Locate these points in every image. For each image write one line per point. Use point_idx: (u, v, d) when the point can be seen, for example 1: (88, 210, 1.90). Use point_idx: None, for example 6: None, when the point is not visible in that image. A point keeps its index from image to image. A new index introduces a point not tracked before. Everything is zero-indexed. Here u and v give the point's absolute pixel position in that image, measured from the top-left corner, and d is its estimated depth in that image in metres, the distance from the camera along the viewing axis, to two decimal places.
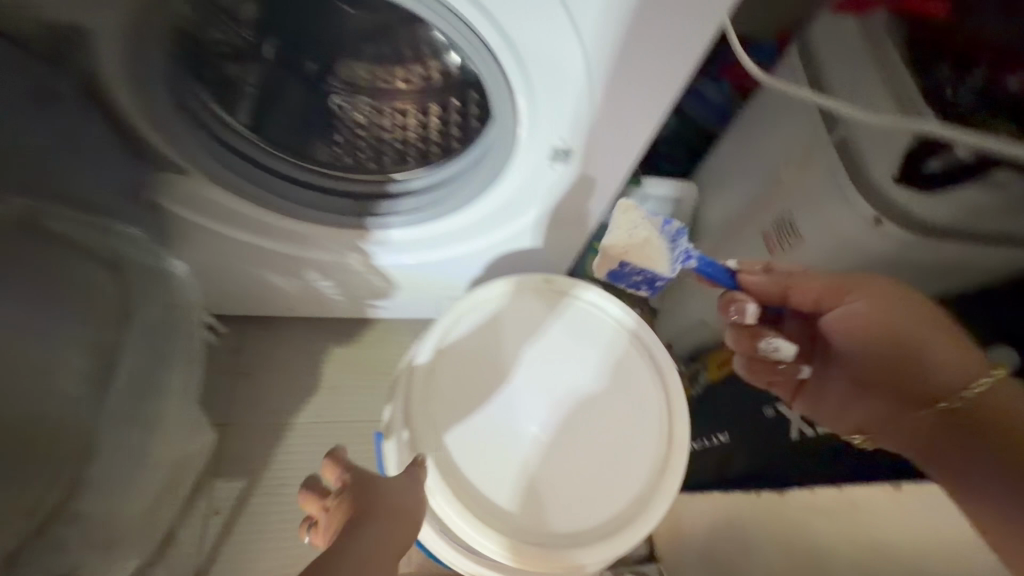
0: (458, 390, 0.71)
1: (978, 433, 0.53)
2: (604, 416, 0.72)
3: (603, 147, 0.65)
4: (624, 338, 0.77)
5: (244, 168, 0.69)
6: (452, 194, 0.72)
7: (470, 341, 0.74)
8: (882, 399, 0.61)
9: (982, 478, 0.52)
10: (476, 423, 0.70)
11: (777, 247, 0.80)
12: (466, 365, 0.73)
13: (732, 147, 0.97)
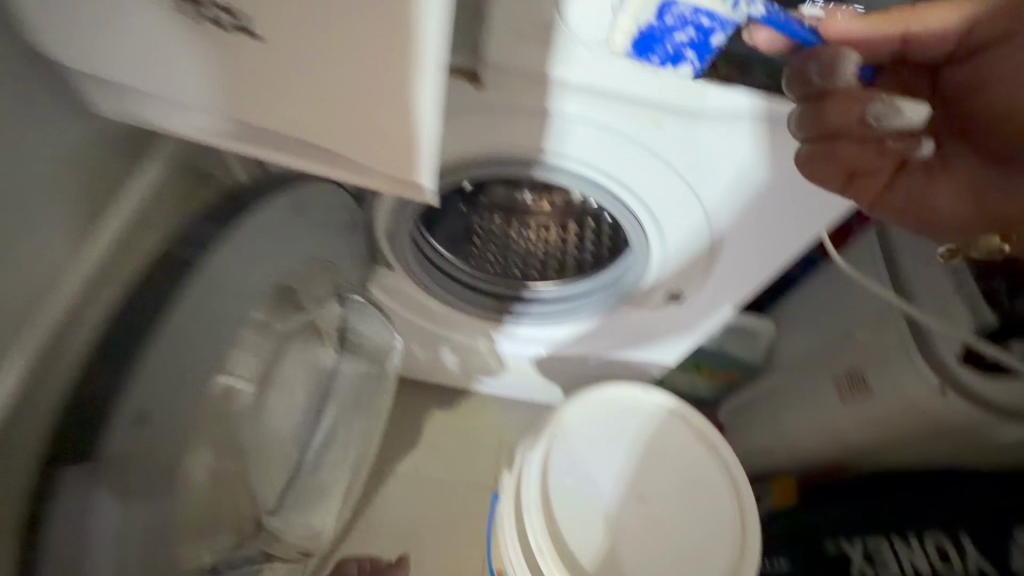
0: (563, 484, 0.81)
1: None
2: (687, 526, 0.81)
3: (711, 293, 0.79)
4: (710, 457, 0.85)
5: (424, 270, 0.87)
6: (580, 307, 0.88)
7: (577, 440, 0.84)
8: (961, 178, 0.55)
9: None
10: (574, 514, 0.80)
11: (846, 395, 0.90)
12: (573, 460, 0.82)
13: (810, 295, 1.11)
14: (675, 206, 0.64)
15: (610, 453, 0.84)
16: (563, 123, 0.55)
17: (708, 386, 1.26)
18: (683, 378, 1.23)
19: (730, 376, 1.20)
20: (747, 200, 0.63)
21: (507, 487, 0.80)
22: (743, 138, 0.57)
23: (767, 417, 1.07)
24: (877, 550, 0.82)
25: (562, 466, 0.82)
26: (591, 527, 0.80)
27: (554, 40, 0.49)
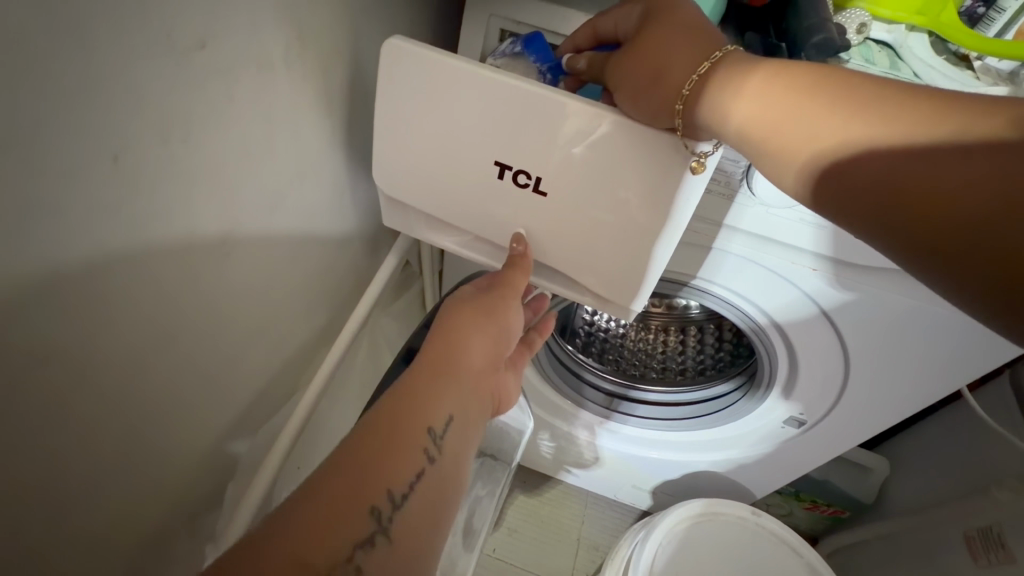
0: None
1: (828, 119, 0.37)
2: None
3: (824, 429, 0.81)
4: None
5: (550, 355, 0.96)
6: (689, 417, 0.94)
7: (682, 549, 0.83)
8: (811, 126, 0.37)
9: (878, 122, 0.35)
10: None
11: (981, 554, 0.84)
12: (676, 571, 0.81)
13: (929, 439, 1.07)
14: (813, 338, 0.68)
15: (709, 568, 0.82)
16: (722, 259, 0.64)
17: (808, 518, 1.19)
18: (781, 504, 1.18)
19: (835, 511, 1.13)
20: (893, 350, 0.65)
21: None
22: (897, 293, 0.60)
23: (881, 562, 1.02)
24: None
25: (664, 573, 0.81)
26: None
27: (735, 196, 0.57)
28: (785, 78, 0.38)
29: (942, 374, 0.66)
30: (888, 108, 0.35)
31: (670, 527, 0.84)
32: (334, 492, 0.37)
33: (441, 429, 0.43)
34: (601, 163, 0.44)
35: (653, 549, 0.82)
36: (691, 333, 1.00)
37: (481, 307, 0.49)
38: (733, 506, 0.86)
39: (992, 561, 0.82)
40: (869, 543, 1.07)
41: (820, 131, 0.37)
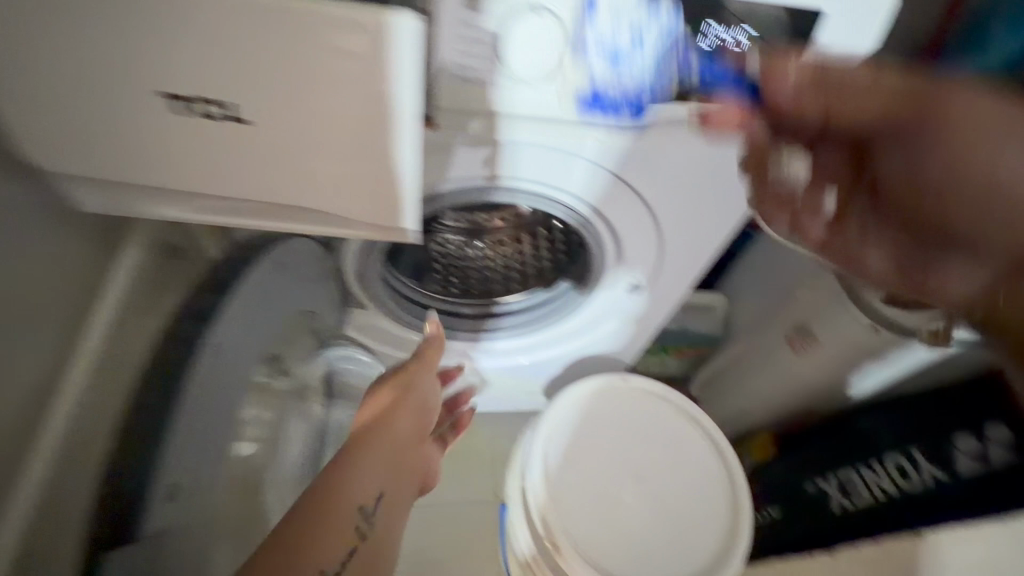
0: (563, 478, 0.85)
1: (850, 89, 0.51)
2: (683, 489, 0.85)
3: (660, 287, 0.88)
4: (690, 426, 0.91)
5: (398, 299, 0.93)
6: (546, 314, 0.97)
7: (572, 433, 0.87)
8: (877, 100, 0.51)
9: (860, 100, 0.51)
10: (579, 503, 0.83)
11: (799, 347, 1.02)
12: (564, 452, 0.86)
13: (749, 265, 1.22)
14: (621, 211, 0.72)
15: (593, 439, 0.88)
16: (509, 152, 0.63)
17: (679, 365, 1.35)
18: (654, 361, 1.32)
19: (696, 351, 1.29)
20: (699, 194, 0.70)
21: (512, 497, 0.85)
22: (694, 146, 0.64)
23: (735, 379, 1.20)
24: (847, 478, 1.01)
25: (559, 458, 0.85)
26: (591, 518, 0.82)
27: (491, 76, 0.58)
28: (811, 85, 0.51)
29: (732, 210, 0.73)
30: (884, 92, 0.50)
31: (556, 419, 0.88)
32: (293, 549, 0.51)
33: (366, 508, 0.61)
34: (290, 80, 0.46)
35: (545, 443, 0.86)
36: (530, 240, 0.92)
37: (398, 397, 0.73)
38: (604, 381, 0.92)
39: (806, 348, 1.01)
40: (726, 366, 1.25)
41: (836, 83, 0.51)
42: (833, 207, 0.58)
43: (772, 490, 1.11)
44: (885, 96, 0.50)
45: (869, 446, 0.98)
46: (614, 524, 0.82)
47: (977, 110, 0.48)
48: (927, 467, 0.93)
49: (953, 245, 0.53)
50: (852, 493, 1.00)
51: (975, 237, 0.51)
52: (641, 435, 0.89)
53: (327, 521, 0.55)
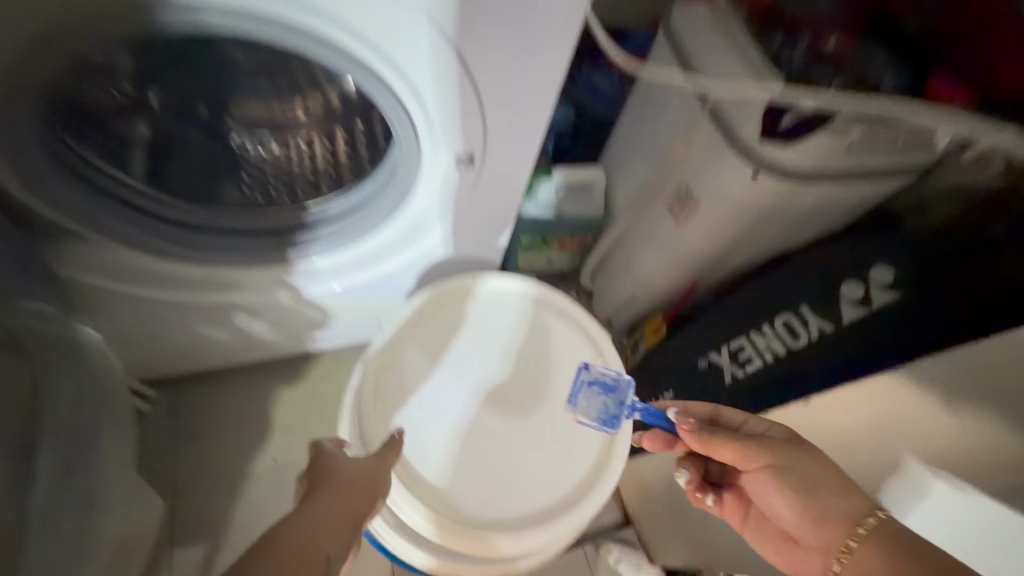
0: (398, 419, 0.80)
1: (788, 492, 0.58)
2: (546, 394, 0.83)
3: (498, 151, 0.69)
4: (539, 318, 0.87)
5: (162, 228, 0.74)
6: (363, 215, 0.76)
7: (414, 367, 0.82)
8: (838, 525, 0.54)
9: (818, 527, 0.56)
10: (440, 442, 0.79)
11: (681, 214, 0.90)
12: (405, 382, 0.81)
13: (626, 129, 1.04)
14: (389, 38, 0.55)
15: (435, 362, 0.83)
16: None
17: (565, 258, 1.20)
18: (538, 258, 1.16)
19: (581, 240, 1.14)
20: (506, 0, 0.54)
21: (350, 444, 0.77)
22: None
23: (625, 264, 1.09)
24: (740, 347, 0.95)
25: (404, 398, 0.81)
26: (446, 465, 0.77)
27: None
28: (788, 494, 0.58)
29: (539, 22, 0.56)
30: (821, 497, 0.57)
31: (389, 358, 0.82)
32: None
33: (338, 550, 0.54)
34: None
35: (384, 387, 0.80)
36: (341, 137, 0.79)
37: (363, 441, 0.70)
38: (440, 294, 0.86)
39: (688, 214, 0.88)
40: (614, 250, 1.12)
41: (788, 520, 0.59)
42: (685, 483, 0.69)
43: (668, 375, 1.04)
44: (755, 456, 0.61)
45: (757, 312, 0.94)
46: (485, 455, 0.79)
47: (826, 514, 0.56)
48: (817, 323, 0.86)
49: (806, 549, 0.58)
50: (744, 363, 0.93)
51: (809, 539, 0.57)
52: (490, 345, 0.85)
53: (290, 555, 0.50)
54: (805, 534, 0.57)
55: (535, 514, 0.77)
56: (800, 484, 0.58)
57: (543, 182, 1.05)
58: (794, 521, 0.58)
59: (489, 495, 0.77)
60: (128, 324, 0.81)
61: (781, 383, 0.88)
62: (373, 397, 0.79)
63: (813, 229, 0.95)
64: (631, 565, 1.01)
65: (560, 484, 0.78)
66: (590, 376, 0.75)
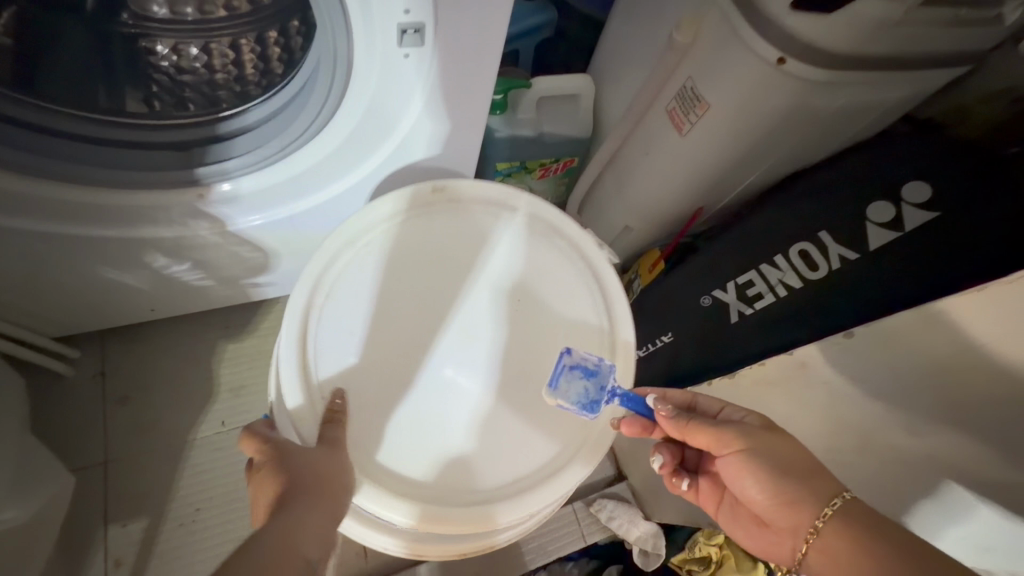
0: (343, 345, 0.62)
1: (759, 473, 0.48)
2: (535, 331, 0.65)
3: (457, 26, 0.53)
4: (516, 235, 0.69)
5: (5, 131, 0.55)
6: (290, 122, 0.61)
7: (350, 301, 0.64)
8: (814, 512, 0.46)
9: (792, 515, 0.47)
10: (384, 394, 0.61)
11: (683, 122, 0.75)
12: (349, 318, 0.63)
13: (618, 28, 0.88)
14: None
15: (392, 285, 0.65)
16: None
17: (548, 189, 1.06)
18: (516, 188, 1.02)
19: (566, 165, 1.00)
20: None
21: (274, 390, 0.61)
22: None
23: (615, 191, 0.96)
24: (748, 281, 0.83)
25: (337, 341, 0.62)
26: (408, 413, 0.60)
27: None
28: (763, 477, 0.48)
29: None
30: (796, 478, 0.47)
31: (315, 292, 0.64)
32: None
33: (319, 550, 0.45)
34: None
35: (310, 328, 0.62)
36: (274, 40, 0.64)
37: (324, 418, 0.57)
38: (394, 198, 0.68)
39: (693, 121, 0.73)
40: (604, 176, 0.98)
41: (756, 504, 0.49)
42: (660, 469, 0.57)
43: (665, 315, 0.91)
44: (720, 437, 0.51)
45: (769, 241, 0.82)
46: (447, 415, 0.60)
47: (802, 496, 0.47)
48: (837, 249, 0.76)
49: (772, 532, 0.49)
50: (752, 299, 0.81)
51: (778, 524, 0.48)
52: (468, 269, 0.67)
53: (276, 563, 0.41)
54: (774, 517, 0.48)
55: (516, 486, 0.58)
56: (774, 464, 0.48)
57: (522, 95, 0.86)
58: (764, 508, 0.49)
59: (454, 449, 0.59)
60: (14, 270, 0.67)
61: (797, 319, 0.77)
62: (293, 339, 0.61)
63: (833, 142, 0.82)
64: (624, 521, 0.92)
65: (543, 448, 0.60)
66: (571, 358, 0.59)
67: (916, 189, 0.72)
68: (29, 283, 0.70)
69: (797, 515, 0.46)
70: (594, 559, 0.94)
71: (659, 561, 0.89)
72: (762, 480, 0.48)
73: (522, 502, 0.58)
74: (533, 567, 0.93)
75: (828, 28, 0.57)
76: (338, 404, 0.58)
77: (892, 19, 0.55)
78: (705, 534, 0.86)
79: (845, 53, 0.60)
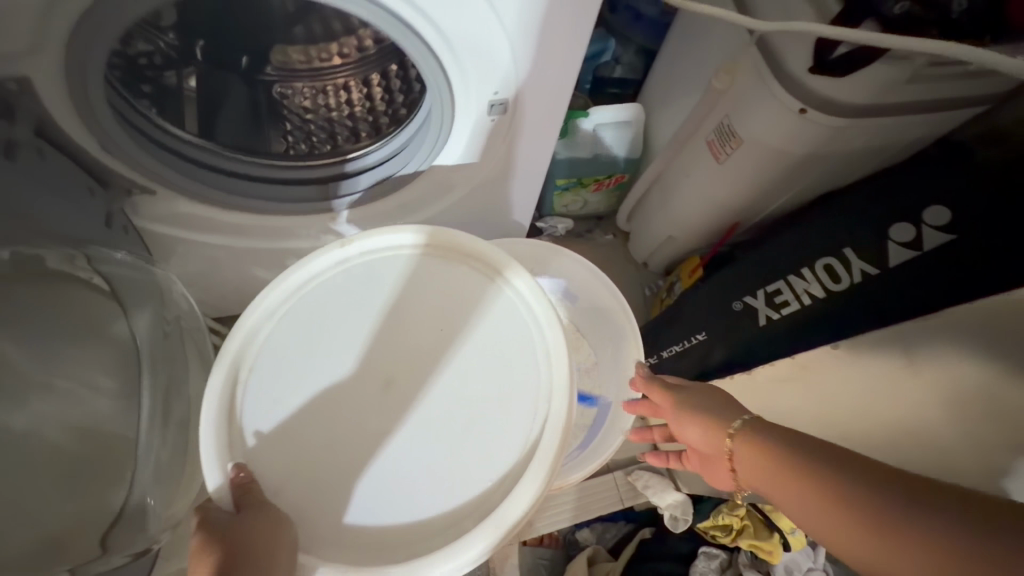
0: (274, 408, 0.65)
1: (694, 416, 0.62)
2: (487, 384, 0.66)
3: (531, 94, 0.70)
4: (491, 282, 0.70)
5: (206, 174, 0.76)
6: (400, 161, 0.80)
7: (268, 372, 0.67)
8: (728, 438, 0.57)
9: (717, 440, 0.59)
10: (319, 447, 0.65)
11: (720, 153, 0.88)
12: (286, 380, 0.67)
13: (667, 64, 1.02)
14: None
15: (337, 344, 0.68)
16: None
17: (601, 199, 1.20)
18: (573, 199, 1.17)
19: (618, 180, 1.13)
20: None
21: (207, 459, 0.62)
22: None
23: (661, 205, 1.09)
24: (777, 290, 0.93)
25: (265, 406, 0.65)
26: (379, 472, 0.63)
27: None
28: (692, 418, 0.62)
29: None
30: (714, 414, 0.60)
31: (237, 369, 0.67)
32: None
33: None
34: None
35: (234, 402, 0.65)
36: (376, 82, 0.81)
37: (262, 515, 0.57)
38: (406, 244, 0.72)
39: (729, 152, 0.86)
40: (651, 191, 1.11)
41: (698, 442, 0.62)
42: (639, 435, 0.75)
43: (702, 317, 1.03)
44: (665, 395, 0.66)
45: (797, 254, 0.93)
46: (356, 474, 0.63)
47: (717, 427, 0.59)
48: (859, 264, 0.85)
49: (719, 464, 0.60)
50: (780, 306, 0.92)
51: (711, 451, 0.60)
52: (426, 323, 0.70)
53: None
54: (711, 447, 0.60)
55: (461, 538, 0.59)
56: (701, 408, 0.62)
57: (580, 125, 1.01)
58: (704, 443, 0.61)
59: (427, 498, 0.61)
60: (197, 271, 0.89)
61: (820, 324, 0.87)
62: (216, 414, 0.64)
63: (865, 165, 0.91)
64: (657, 490, 1.06)
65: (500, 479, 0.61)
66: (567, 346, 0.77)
67: (936, 213, 0.79)
68: (202, 280, 0.92)
69: (724, 444, 0.57)
70: (631, 522, 1.12)
71: (687, 525, 1.02)
72: (694, 422, 0.62)
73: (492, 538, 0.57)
74: (578, 524, 1.11)
75: (842, 86, 0.68)
76: (241, 477, 0.60)
77: (898, 78, 0.66)
78: (729, 506, 1.00)
79: (859, 104, 0.70)
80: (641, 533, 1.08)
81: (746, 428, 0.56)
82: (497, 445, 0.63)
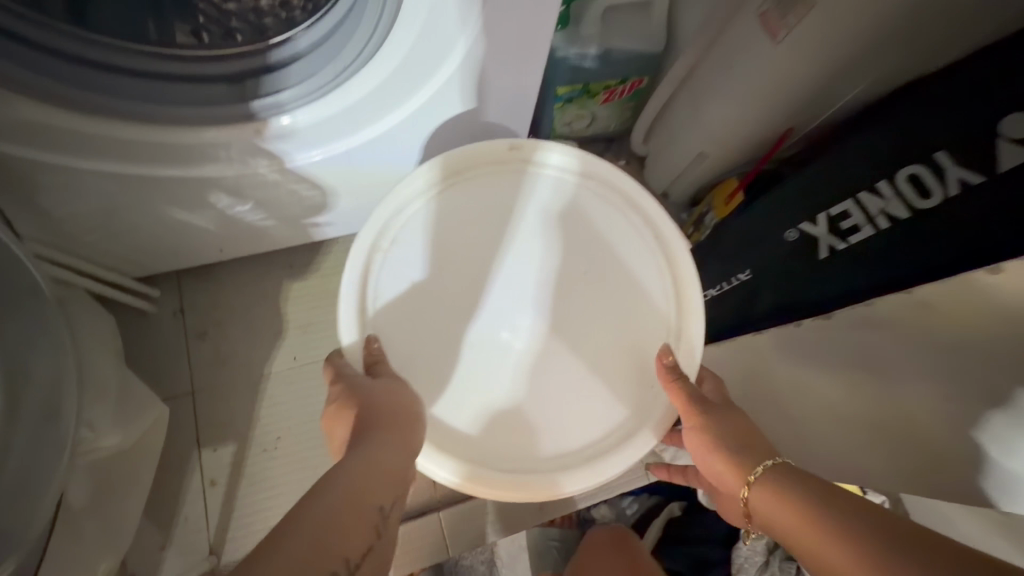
0: (406, 283, 0.60)
1: (706, 436, 0.52)
2: (580, 306, 0.62)
3: None
4: (546, 174, 0.65)
5: (50, 63, 0.52)
6: (342, 43, 0.57)
7: (411, 248, 0.61)
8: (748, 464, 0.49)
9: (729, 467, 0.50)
10: (458, 343, 0.60)
11: (779, 28, 0.67)
12: (422, 262, 0.61)
13: None
14: None
15: (480, 231, 0.63)
16: None
17: (611, 113, 0.98)
18: (577, 115, 0.95)
19: (633, 86, 0.91)
20: None
21: (343, 316, 0.58)
22: None
23: (689, 116, 0.88)
24: (844, 212, 0.71)
25: (399, 282, 0.60)
26: (541, 369, 0.60)
27: None
28: (704, 438, 0.53)
29: None
30: (732, 438, 0.51)
31: (380, 238, 0.61)
32: (305, 553, 0.38)
33: (386, 507, 0.45)
34: None
35: (370, 273, 0.59)
36: None
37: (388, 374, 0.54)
38: (430, 165, 0.63)
39: (790, 25, 0.66)
40: (676, 96, 0.91)
41: (706, 467, 0.52)
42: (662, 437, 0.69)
43: (743, 252, 0.84)
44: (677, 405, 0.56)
45: None
46: (506, 373, 0.59)
47: (736, 453, 0.50)
48: (957, 174, 0.59)
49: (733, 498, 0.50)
50: (847, 233, 0.70)
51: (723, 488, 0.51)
52: (503, 235, 0.63)
53: (324, 518, 0.41)
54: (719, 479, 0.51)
55: (589, 448, 0.57)
56: (719, 428, 0.52)
57: (588, 6, 0.78)
58: (712, 465, 0.51)
59: (556, 406, 0.59)
60: (89, 212, 0.67)
61: (893, 255, 0.65)
62: (354, 281, 0.59)
63: None
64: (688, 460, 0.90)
65: (604, 412, 0.59)
66: None
67: None
68: (103, 225, 0.71)
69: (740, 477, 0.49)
70: (656, 495, 0.96)
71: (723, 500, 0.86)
72: (705, 443, 0.52)
73: (549, 479, 0.55)
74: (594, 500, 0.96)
75: None
76: (376, 349, 0.56)
77: None
78: None
79: None
80: (669, 508, 0.92)
81: (774, 465, 0.47)
82: (600, 374, 0.60)
